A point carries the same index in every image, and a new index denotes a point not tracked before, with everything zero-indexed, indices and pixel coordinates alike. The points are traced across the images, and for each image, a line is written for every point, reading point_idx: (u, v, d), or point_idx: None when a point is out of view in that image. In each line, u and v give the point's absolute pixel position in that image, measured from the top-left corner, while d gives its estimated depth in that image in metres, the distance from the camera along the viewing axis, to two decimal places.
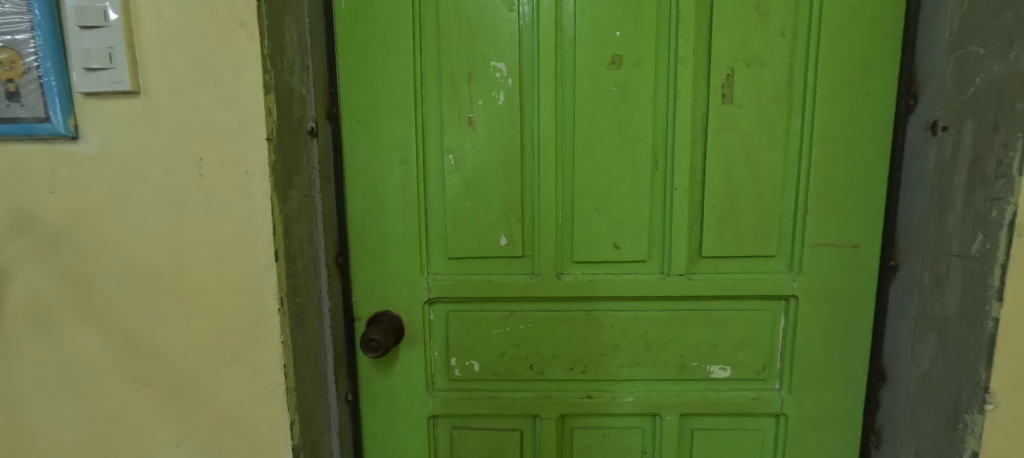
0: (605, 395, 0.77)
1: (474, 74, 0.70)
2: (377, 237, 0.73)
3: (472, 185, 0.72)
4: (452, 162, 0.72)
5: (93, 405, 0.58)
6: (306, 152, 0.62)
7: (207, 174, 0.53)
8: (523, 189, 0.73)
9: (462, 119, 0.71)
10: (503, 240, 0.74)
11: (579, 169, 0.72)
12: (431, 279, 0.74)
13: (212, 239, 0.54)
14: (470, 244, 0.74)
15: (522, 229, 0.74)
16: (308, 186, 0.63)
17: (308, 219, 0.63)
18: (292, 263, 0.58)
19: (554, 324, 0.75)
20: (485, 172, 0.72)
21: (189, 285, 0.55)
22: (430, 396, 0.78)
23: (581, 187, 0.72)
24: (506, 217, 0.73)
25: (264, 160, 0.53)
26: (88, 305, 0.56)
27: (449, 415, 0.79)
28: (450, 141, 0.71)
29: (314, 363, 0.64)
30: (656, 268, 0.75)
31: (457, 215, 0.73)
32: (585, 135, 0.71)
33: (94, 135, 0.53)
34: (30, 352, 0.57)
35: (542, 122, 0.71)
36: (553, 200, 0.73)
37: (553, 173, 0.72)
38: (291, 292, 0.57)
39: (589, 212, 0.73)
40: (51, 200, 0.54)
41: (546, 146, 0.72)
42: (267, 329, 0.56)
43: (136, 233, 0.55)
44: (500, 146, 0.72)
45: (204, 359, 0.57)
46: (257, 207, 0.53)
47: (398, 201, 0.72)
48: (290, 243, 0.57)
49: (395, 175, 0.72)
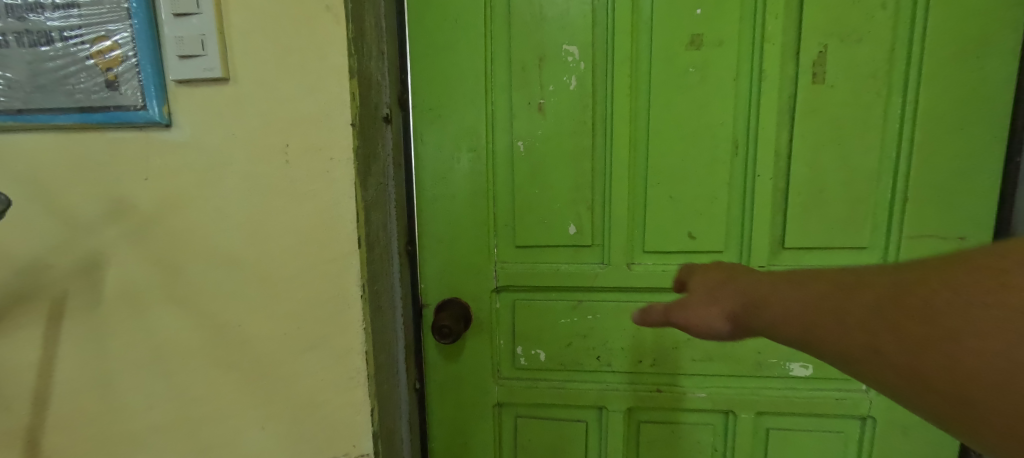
0: (675, 389, 0.75)
1: (544, 58, 0.68)
2: (445, 225, 0.72)
3: (542, 172, 0.71)
4: (521, 149, 0.70)
5: (182, 386, 0.60)
6: (382, 140, 0.62)
7: (292, 161, 0.53)
8: (593, 176, 0.71)
9: (532, 106, 0.69)
10: (572, 229, 0.72)
11: (654, 155, 0.69)
12: (499, 267, 0.74)
13: (296, 226, 0.55)
14: (539, 232, 0.72)
15: (592, 217, 0.72)
16: (383, 173, 0.63)
17: (383, 207, 0.63)
18: (371, 250, 0.58)
19: (623, 315, 0.73)
20: (555, 159, 0.70)
21: (272, 271, 0.56)
22: (495, 383, 0.78)
23: (655, 174, 0.69)
24: (575, 206, 0.71)
25: (348, 146, 0.52)
26: (179, 288, 0.58)
27: (514, 403, 0.78)
28: (519, 127, 0.70)
29: (389, 349, 0.64)
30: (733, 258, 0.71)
31: (525, 203, 0.71)
32: (661, 119, 0.68)
33: (186, 123, 0.54)
34: (126, 333, 0.60)
35: (614, 106, 0.69)
36: (626, 187, 0.70)
37: (626, 160, 0.70)
38: (371, 280, 0.57)
39: (664, 201, 0.70)
40: (147, 187, 0.57)
41: (620, 132, 0.69)
42: (348, 315, 0.56)
43: (225, 219, 0.56)
44: (571, 132, 0.70)
45: (287, 344, 0.57)
46: (341, 194, 0.53)
47: (466, 188, 0.71)
48: (369, 229, 0.57)
49: (463, 163, 0.71)
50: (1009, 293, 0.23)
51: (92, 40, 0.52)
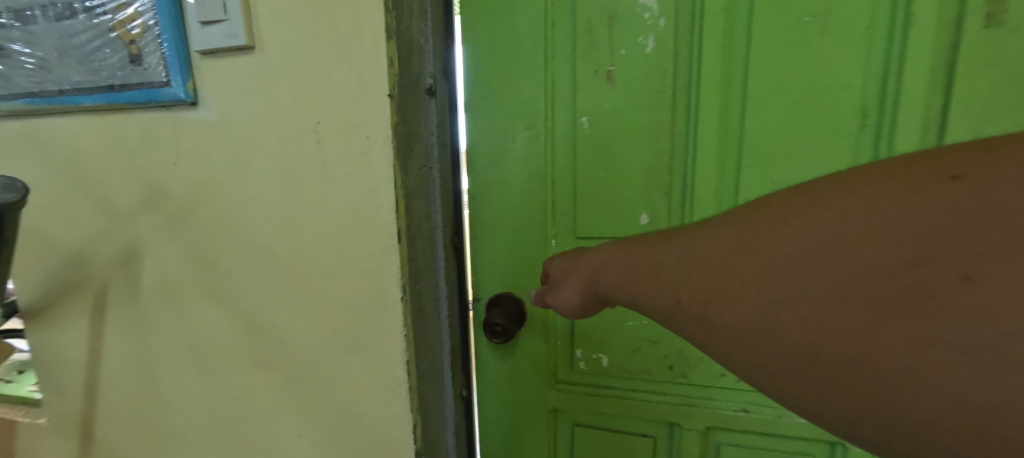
0: (767, 411, 0.63)
1: (616, 16, 0.56)
2: (498, 213, 0.64)
3: (612, 152, 0.60)
4: (585, 125, 0.60)
5: (222, 385, 0.57)
6: (425, 116, 0.53)
7: (325, 140, 0.46)
8: (674, 156, 0.59)
9: (600, 74, 0.58)
10: (644, 219, 0.61)
11: (755, 130, 0.56)
12: None
13: (330, 216, 0.47)
14: (605, 222, 0.62)
15: (669, 205, 0.60)
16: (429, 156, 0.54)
17: (427, 195, 0.54)
18: (412, 245, 0.49)
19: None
20: (627, 135, 0.59)
21: (306, 266, 0.50)
22: (552, 388, 0.69)
23: (754, 154, 0.56)
24: (650, 192, 0.60)
25: (385, 122, 0.43)
26: (213, 282, 0.54)
27: (573, 412, 0.70)
28: (585, 100, 0.59)
29: (437, 354, 0.57)
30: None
31: (588, 189, 0.61)
32: (764, 85, 0.55)
33: (212, 101, 0.48)
34: (167, 327, 0.57)
35: (705, 71, 0.56)
36: (713, 170, 0.58)
37: (715, 136, 0.57)
38: (413, 279, 0.49)
39: (763, 186, 0.57)
40: (176, 173, 0.52)
41: (710, 103, 0.56)
42: (388, 319, 0.48)
43: (256, 208, 0.50)
44: (649, 103, 0.57)
45: (323, 348, 0.51)
46: (378, 179, 0.45)
47: (520, 174, 0.62)
48: (412, 221, 0.49)
49: (518, 143, 0.61)
50: (753, 235, 0.25)
51: (115, 9, 0.47)
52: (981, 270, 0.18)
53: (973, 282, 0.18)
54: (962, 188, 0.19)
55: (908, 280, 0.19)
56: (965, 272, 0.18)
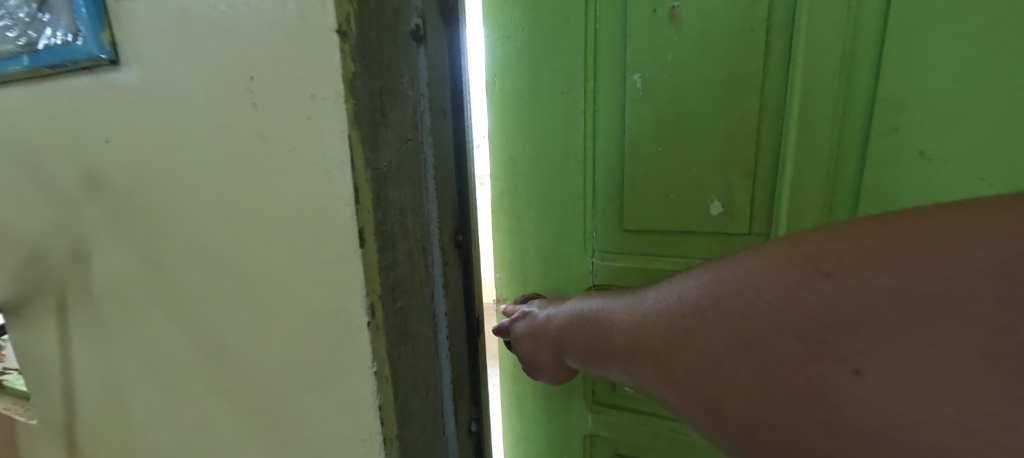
0: None
1: None
2: (537, 158, 0.64)
3: (693, 126, 0.55)
4: (637, 82, 0.56)
5: (183, 409, 0.47)
6: (407, 69, 0.37)
7: (260, 104, 0.32)
8: (770, 129, 0.52)
9: (659, 12, 0.53)
10: (717, 208, 0.56)
11: (948, 83, 0.45)
12: (596, 257, 0.64)
13: (275, 208, 0.34)
14: (678, 208, 0.58)
15: (756, 191, 0.54)
16: (421, 125, 0.39)
17: (417, 180, 0.39)
18: (389, 248, 0.36)
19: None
20: (681, 97, 0.54)
21: (252, 274, 0.37)
22: (589, 410, 0.70)
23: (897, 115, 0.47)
24: (726, 176, 0.55)
25: (335, 72, 0.30)
26: (159, 289, 0.43)
27: (611, 437, 0.69)
28: (657, 70, 0.55)
29: (433, 388, 0.44)
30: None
31: (667, 167, 0.57)
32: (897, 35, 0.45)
33: (134, 57, 0.37)
34: (123, 338, 0.48)
35: (815, 23, 0.47)
36: (828, 140, 0.50)
37: (828, 100, 0.49)
38: (389, 294, 0.36)
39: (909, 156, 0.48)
40: (110, 153, 0.41)
41: (821, 62, 0.48)
42: (354, 350, 0.35)
43: (193, 197, 0.38)
44: (736, 69, 0.51)
45: (282, 380, 0.39)
46: (330, 158, 0.31)
47: (598, 151, 0.61)
48: (386, 217, 0.35)
49: (558, 102, 0.61)
50: (689, 330, 0.33)
51: None
52: (867, 368, 0.26)
53: (861, 376, 0.26)
54: (831, 286, 0.27)
55: (811, 372, 0.27)
56: (856, 367, 0.26)
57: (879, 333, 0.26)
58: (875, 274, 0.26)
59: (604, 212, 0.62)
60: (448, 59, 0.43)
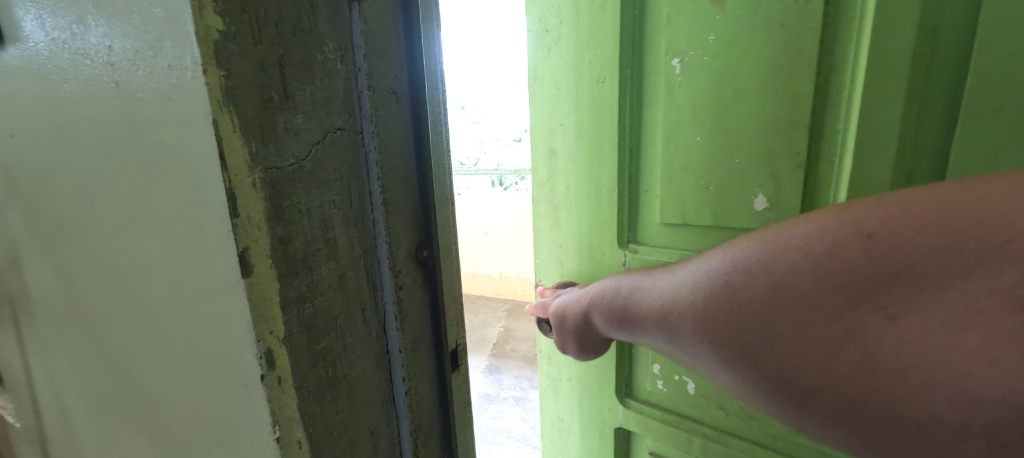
0: None
1: None
2: (580, 149, 0.65)
3: (756, 112, 0.50)
4: (677, 68, 0.54)
5: (114, 440, 0.41)
6: (331, 34, 0.28)
7: (122, 80, 0.24)
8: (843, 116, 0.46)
9: None
10: (761, 204, 0.52)
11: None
12: (631, 252, 0.63)
13: (152, 218, 0.26)
14: (727, 201, 0.54)
15: (797, 192, 0.50)
16: (355, 111, 0.30)
17: (353, 182, 0.30)
18: (302, 274, 0.27)
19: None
20: (721, 86, 0.51)
21: (144, 299, 0.29)
22: (619, 402, 0.72)
23: (1004, 96, 0.38)
24: (761, 174, 0.51)
25: (189, 31, 0.21)
26: (74, 306, 0.37)
27: (640, 431, 0.71)
28: (723, 57, 0.51)
29: (386, 441, 0.35)
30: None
31: (706, 162, 0.54)
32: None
33: (13, 31, 0.30)
34: (58, 355, 0.43)
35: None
36: (908, 127, 0.43)
37: (914, 81, 0.41)
38: (303, 333, 0.27)
39: (1021, 150, 0.38)
40: (15, 147, 0.35)
41: (923, 32, 0.40)
42: (251, 407, 0.26)
43: (81, 201, 0.31)
44: (810, 45, 0.46)
45: (189, 429, 0.31)
46: (197, 153, 0.22)
47: (661, 140, 0.58)
48: (290, 234, 0.26)
49: (596, 95, 0.61)
50: (725, 291, 0.33)
51: None
52: (900, 312, 0.26)
53: (898, 322, 0.26)
54: (874, 246, 0.27)
55: (848, 318, 0.27)
56: (889, 314, 0.26)
57: (915, 283, 0.26)
58: (916, 234, 0.26)
59: (659, 198, 0.60)
60: (403, 23, 0.33)
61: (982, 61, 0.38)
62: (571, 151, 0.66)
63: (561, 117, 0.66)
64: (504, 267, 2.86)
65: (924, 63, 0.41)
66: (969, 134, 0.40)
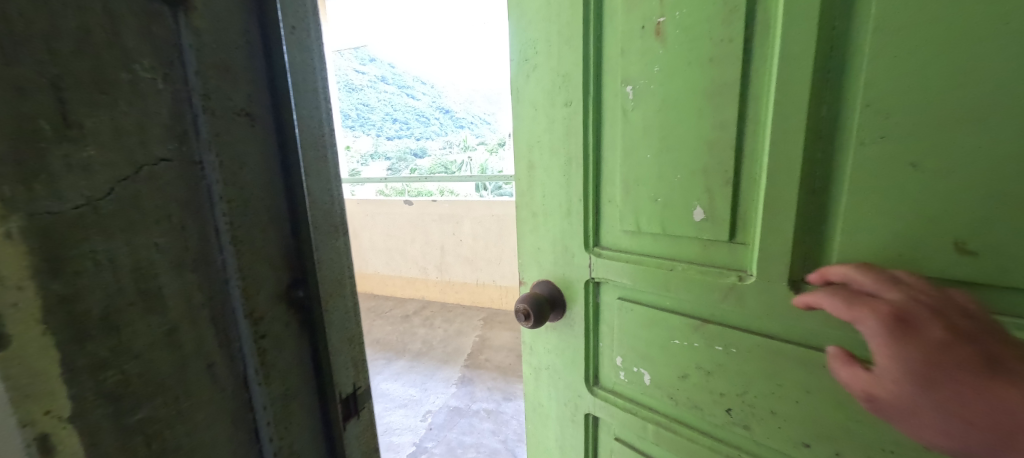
0: None
1: None
2: (545, 167, 0.62)
3: (699, 133, 0.47)
4: (631, 97, 0.52)
5: None
6: (147, 56, 0.24)
7: None
8: (761, 139, 0.43)
9: (648, 29, 0.49)
10: (698, 214, 0.49)
11: (940, 85, 0.33)
12: (597, 255, 0.59)
13: None
14: (667, 213, 0.51)
15: (731, 204, 0.46)
16: (188, 139, 0.26)
17: (191, 220, 0.26)
18: (110, 334, 0.23)
19: (765, 361, 0.47)
20: (664, 109, 0.49)
21: None
22: (590, 390, 0.66)
23: (882, 121, 0.36)
24: (695, 189, 0.49)
25: None
26: None
27: (613, 422, 0.64)
28: (663, 84, 0.49)
29: None
30: (990, 303, 0.34)
31: (649, 177, 0.52)
32: (898, 18, 0.34)
33: None
34: None
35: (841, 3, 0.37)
36: (817, 152, 0.40)
37: (830, 106, 0.39)
38: (112, 403, 0.23)
39: (897, 178, 0.36)
40: None
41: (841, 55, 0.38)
42: None
43: None
44: (735, 73, 0.43)
45: None
46: None
47: (619, 159, 0.55)
48: (83, 292, 0.22)
49: (558, 121, 0.59)
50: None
51: None
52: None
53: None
54: None
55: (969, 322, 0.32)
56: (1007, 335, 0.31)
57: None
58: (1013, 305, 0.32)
59: (619, 207, 0.56)
60: (257, 36, 0.29)
61: (867, 93, 0.37)
62: (539, 166, 0.63)
63: (533, 134, 0.62)
64: (479, 272, 2.72)
65: (831, 89, 0.38)
66: (858, 160, 0.38)
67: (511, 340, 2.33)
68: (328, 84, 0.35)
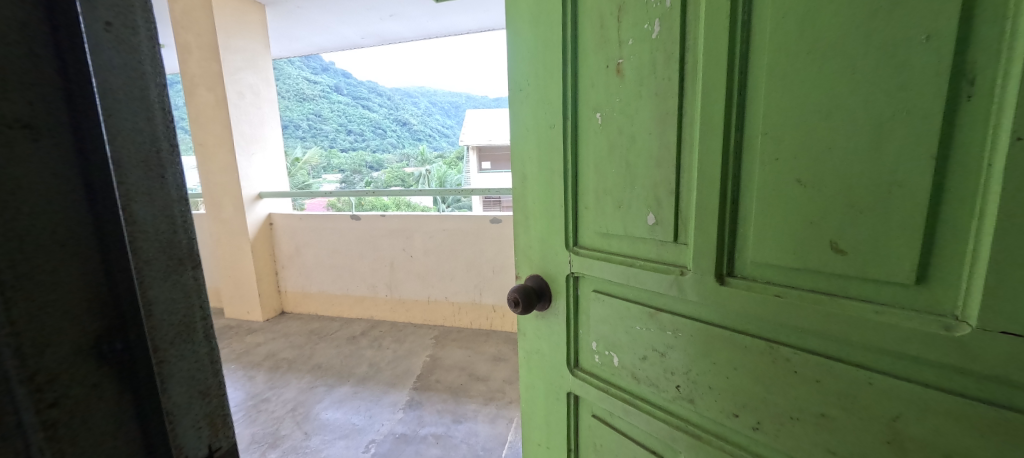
0: (844, 386, 0.42)
1: (624, 8, 0.54)
2: (537, 179, 0.70)
3: (651, 153, 0.54)
4: (599, 121, 0.60)
5: None
6: None
7: None
8: (694, 158, 0.50)
9: (611, 68, 0.57)
10: (651, 219, 0.56)
11: (814, 117, 0.41)
12: (575, 251, 0.66)
13: None
14: (627, 218, 0.59)
15: (675, 208, 0.53)
16: None
17: None
18: None
19: (703, 344, 0.52)
20: (627, 132, 0.57)
21: None
22: (570, 372, 0.72)
23: (778, 147, 0.43)
24: (652, 197, 0.55)
25: None
26: None
27: (592, 400, 0.69)
28: (620, 112, 0.57)
29: None
30: (859, 294, 0.40)
31: (615, 190, 0.59)
32: (785, 68, 0.42)
33: None
34: None
35: (745, 50, 0.45)
36: (731, 169, 0.47)
37: (738, 133, 0.46)
38: None
39: (789, 191, 0.43)
40: None
41: (745, 90, 0.45)
42: None
43: None
44: (674, 105, 0.51)
45: None
46: None
47: (591, 172, 0.62)
48: None
49: (545, 139, 0.67)
50: None
51: None
52: None
53: None
54: None
55: None
56: None
57: None
58: None
59: (592, 211, 0.63)
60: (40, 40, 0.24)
61: (766, 125, 0.44)
62: (532, 177, 0.71)
63: (527, 150, 0.71)
64: (431, 289, 2.63)
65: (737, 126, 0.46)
66: (764, 175, 0.45)
67: (465, 358, 2.27)
68: (168, 93, 0.29)
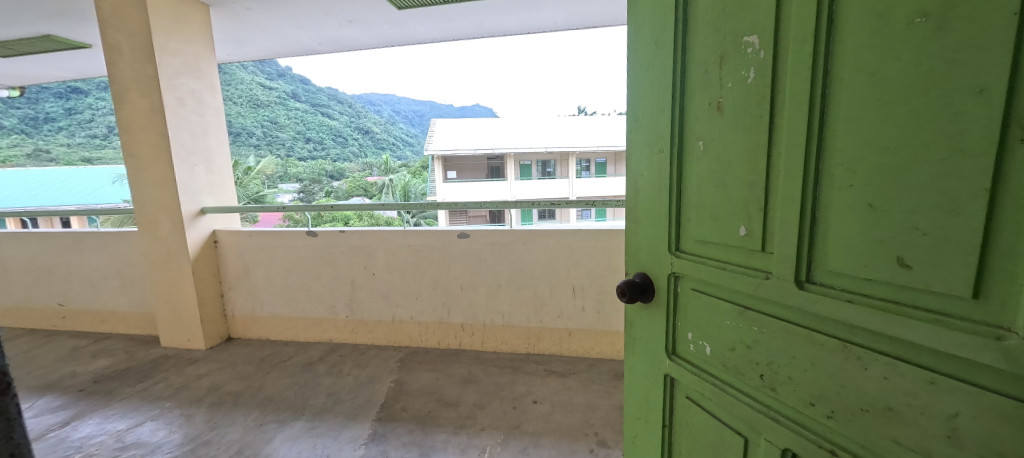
0: (906, 386, 0.41)
1: (726, 56, 0.56)
2: (645, 199, 0.69)
3: (745, 176, 0.54)
4: (701, 149, 0.60)
5: None
6: None
7: None
8: (781, 177, 0.50)
9: (713, 106, 0.58)
10: (742, 230, 0.55)
11: (881, 136, 0.41)
12: (676, 258, 0.65)
13: None
14: (721, 231, 0.58)
15: (769, 221, 0.52)
16: None
17: None
18: None
19: (783, 340, 0.52)
20: (729, 156, 0.56)
21: None
22: (667, 356, 0.69)
23: (848, 173, 0.44)
24: (748, 218, 0.55)
25: None
26: None
27: (685, 383, 0.66)
28: (717, 138, 0.57)
29: None
30: (924, 303, 0.39)
31: (719, 214, 0.58)
32: (852, 96, 0.43)
33: None
34: None
35: (825, 77, 0.45)
36: (810, 190, 0.47)
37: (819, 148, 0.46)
38: None
39: (859, 214, 0.43)
40: None
41: (824, 120, 0.45)
42: None
43: None
44: (764, 133, 0.51)
45: None
46: None
47: (694, 191, 0.61)
48: None
49: (649, 162, 0.67)
50: None
51: None
52: None
53: None
54: None
55: None
56: None
57: None
58: None
59: (693, 224, 0.62)
60: None
61: (840, 157, 0.44)
62: (644, 194, 0.69)
63: (637, 171, 0.70)
64: (397, 308, 2.47)
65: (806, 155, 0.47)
66: (835, 188, 0.45)
67: (434, 382, 2.13)
68: None
